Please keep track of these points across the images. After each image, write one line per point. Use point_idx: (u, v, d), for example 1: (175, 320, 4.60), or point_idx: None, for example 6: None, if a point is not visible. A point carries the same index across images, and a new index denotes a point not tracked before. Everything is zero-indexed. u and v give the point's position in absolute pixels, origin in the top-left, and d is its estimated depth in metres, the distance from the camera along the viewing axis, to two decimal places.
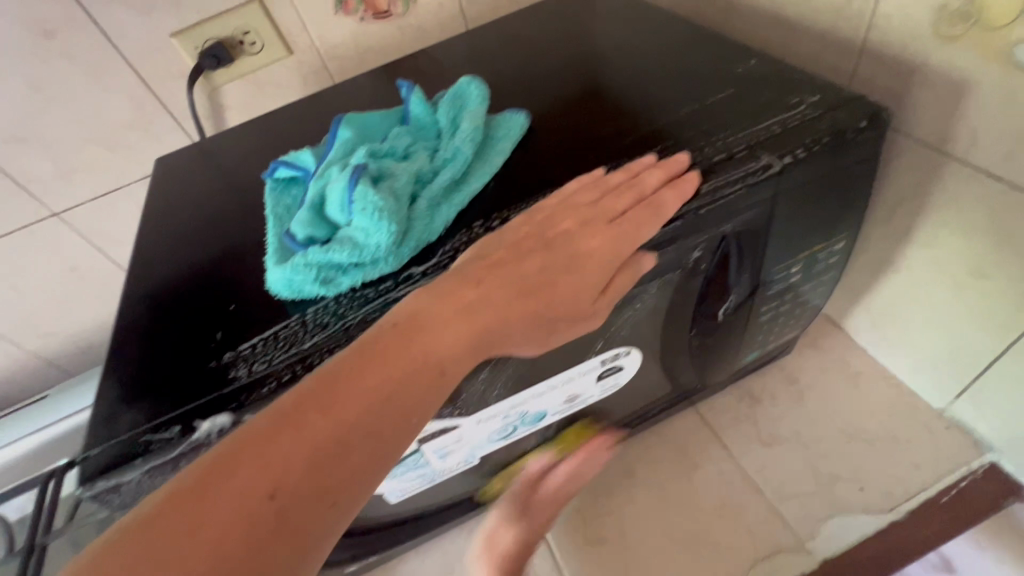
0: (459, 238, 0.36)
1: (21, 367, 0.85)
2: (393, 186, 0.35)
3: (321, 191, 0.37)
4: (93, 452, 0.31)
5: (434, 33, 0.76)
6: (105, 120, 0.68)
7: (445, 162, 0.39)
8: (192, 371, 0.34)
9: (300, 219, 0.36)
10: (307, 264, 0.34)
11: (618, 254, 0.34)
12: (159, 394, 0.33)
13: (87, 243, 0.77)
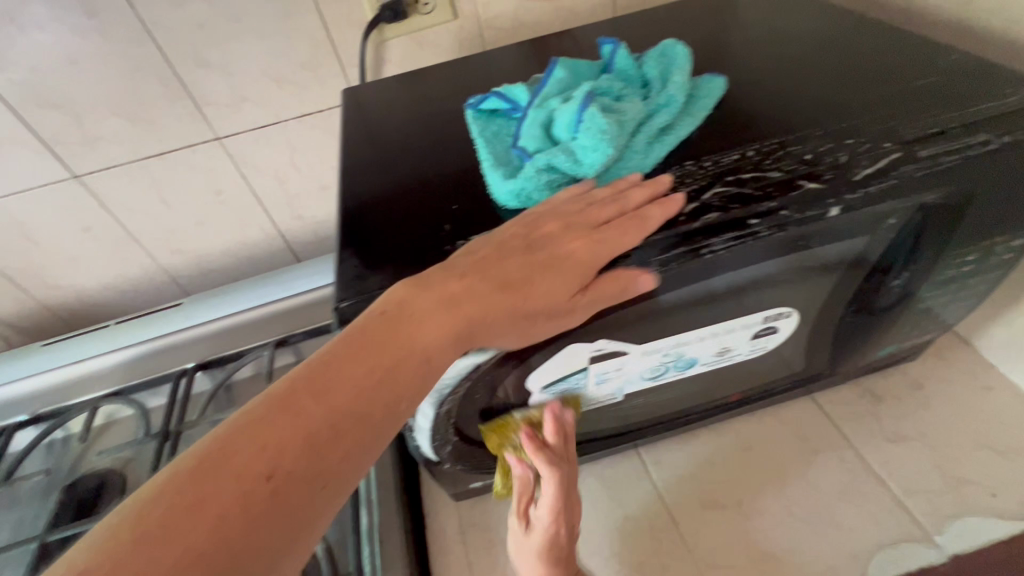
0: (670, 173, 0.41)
1: (151, 277, 0.92)
2: (621, 117, 0.41)
3: (549, 116, 0.42)
4: (347, 303, 0.36)
5: (584, 16, 0.80)
6: (285, 57, 0.74)
7: (656, 108, 0.43)
8: (428, 253, 0.39)
9: (533, 136, 0.41)
10: (540, 173, 0.39)
11: (834, 205, 0.37)
12: (400, 266, 0.38)
13: (237, 171, 0.83)
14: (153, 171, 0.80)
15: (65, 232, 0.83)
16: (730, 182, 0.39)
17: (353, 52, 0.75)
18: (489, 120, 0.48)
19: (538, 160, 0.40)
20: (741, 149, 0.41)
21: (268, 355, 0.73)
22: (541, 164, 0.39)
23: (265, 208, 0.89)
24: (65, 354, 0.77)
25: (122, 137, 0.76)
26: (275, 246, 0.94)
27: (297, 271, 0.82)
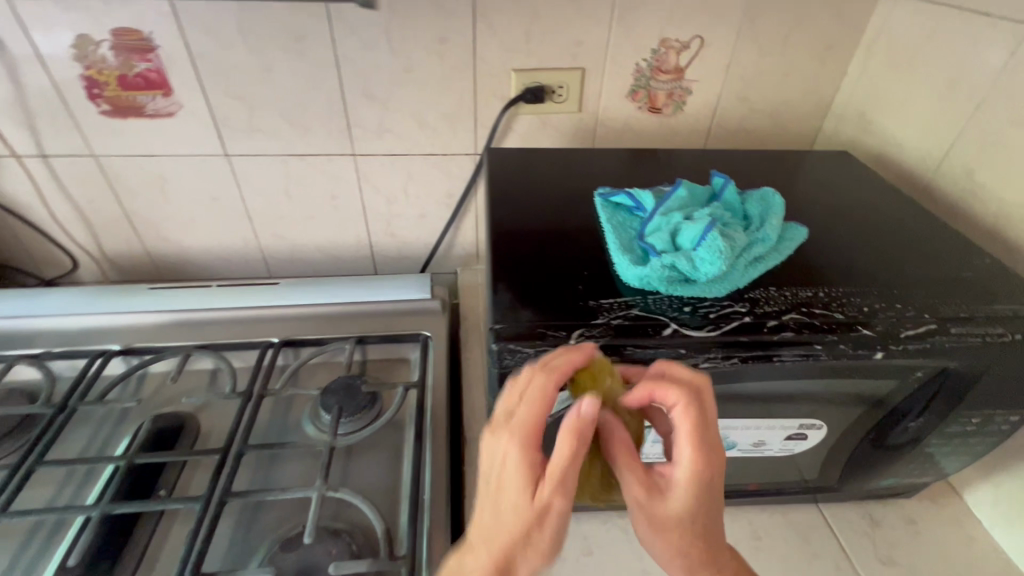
0: (759, 293, 0.50)
1: (248, 252, 1.02)
2: (733, 241, 0.50)
3: (673, 224, 0.52)
4: (500, 326, 0.46)
5: (681, 136, 0.95)
6: (434, 107, 0.87)
7: (756, 240, 0.53)
8: (563, 304, 0.49)
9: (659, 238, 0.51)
10: (661, 268, 0.49)
11: (882, 351, 0.47)
12: (542, 309, 0.48)
13: (358, 184, 0.95)
14: (290, 167, 0.92)
15: (196, 197, 0.94)
16: (804, 312, 0.48)
17: (489, 117, 0.89)
18: (615, 212, 0.59)
19: (662, 259, 0.49)
20: (816, 288, 0.52)
21: (350, 349, 0.82)
22: (664, 262, 0.49)
23: (367, 220, 1.00)
24: (173, 303, 0.90)
25: (279, 134, 0.88)
26: (362, 252, 1.05)
27: (385, 283, 0.96)
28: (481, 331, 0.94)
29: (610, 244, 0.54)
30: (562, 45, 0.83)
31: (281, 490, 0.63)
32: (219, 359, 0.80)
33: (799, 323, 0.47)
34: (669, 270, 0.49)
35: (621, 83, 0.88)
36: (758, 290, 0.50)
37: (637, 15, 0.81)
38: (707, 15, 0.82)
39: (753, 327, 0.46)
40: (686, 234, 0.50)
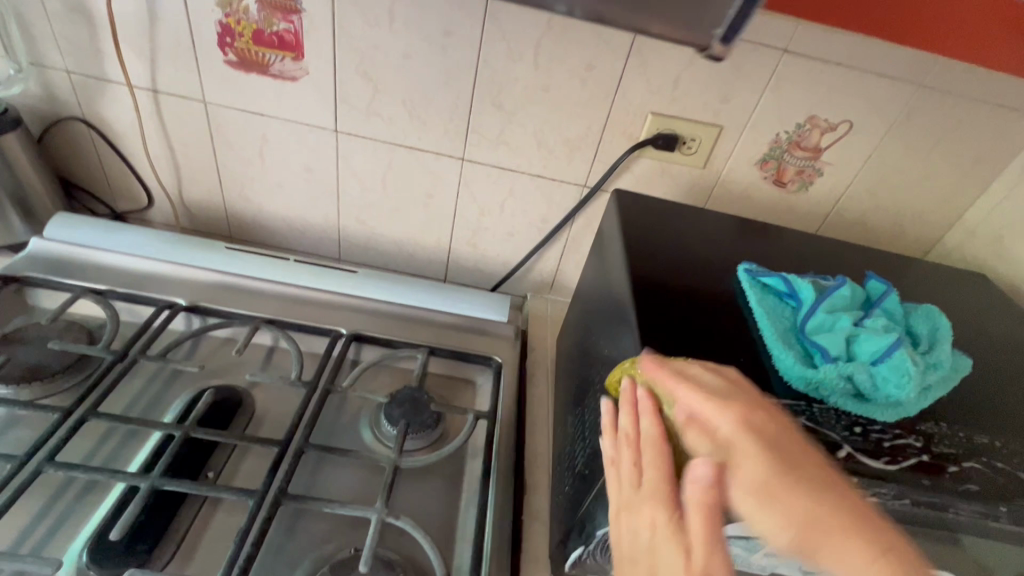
0: (931, 426, 0.45)
1: (324, 230, 0.99)
2: (915, 363, 0.45)
3: (846, 328, 0.47)
4: None
5: (798, 215, 0.91)
6: (558, 130, 0.84)
7: (931, 365, 0.48)
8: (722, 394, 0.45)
9: (833, 341, 0.46)
10: (837, 378, 0.44)
11: None
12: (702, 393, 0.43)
13: (457, 188, 0.92)
14: (395, 157, 0.89)
15: (291, 164, 0.91)
16: (985, 462, 0.43)
17: (611, 153, 0.86)
18: (766, 296, 0.54)
19: (839, 368, 0.44)
20: (990, 431, 0.47)
21: (423, 360, 0.77)
22: (842, 372, 0.44)
23: (453, 226, 0.97)
24: (245, 267, 0.86)
25: (394, 123, 0.85)
26: (438, 256, 1.01)
27: (461, 294, 0.91)
28: (549, 367, 0.89)
29: (768, 334, 0.49)
30: (708, 98, 0.79)
31: (339, 504, 0.58)
32: (285, 338, 0.76)
33: (981, 475, 0.42)
34: (845, 382, 0.44)
35: (755, 149, 0.84)
36: (930, 423, 0.46)
37: (793, 87, 0.78)
38: (864, 102, 0.78)
39: (931, 469, 0.42)
40: (866, 346, 0.46)
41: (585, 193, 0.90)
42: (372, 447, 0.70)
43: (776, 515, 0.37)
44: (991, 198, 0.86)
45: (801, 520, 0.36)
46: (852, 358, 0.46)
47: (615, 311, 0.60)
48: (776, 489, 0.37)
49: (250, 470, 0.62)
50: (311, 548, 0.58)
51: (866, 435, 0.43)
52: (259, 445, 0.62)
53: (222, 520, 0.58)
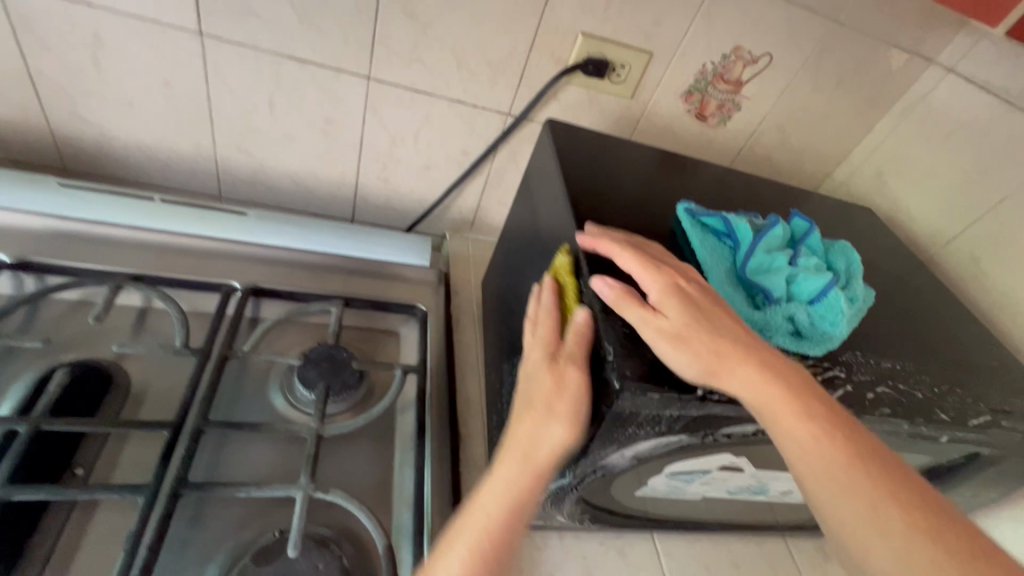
0: (850, 357, 0.49)
1: (197, 162, 0.81)
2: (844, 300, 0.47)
3: (786, 269, 0.47)
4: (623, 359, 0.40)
5: (715, 150, 0.92)
6: (480, 48, 0.74)
7: (851, 299, 0.50)
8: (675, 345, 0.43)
9: (776, 284, 0.46)
10: (779, 320, 0.45)
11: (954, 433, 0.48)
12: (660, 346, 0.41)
13: (362, 113, 0.79)
14: (282, 72, 0.74)
15: (141, 75, 0.72)
16: (890, 385, 0.47)
17: (537, 78, 0.78)
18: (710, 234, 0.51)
19: (781, 310, 0.46)
20: (894, 355, 0.52)
21: (338, 314, 0.69)
22: (783, 313, 0.46)
23: (360, 158, 0.85)
24: (93, 210, 0.68)
25: (279, 27, 0.69)
26: (344, 193, 0.89)
27: (375, 236, 0.81)
28: (475, 312, 0.84)
29: (713, 277, 0.47)
30: (640, 21, 0.74)
31: (255, 486, 0.51)
32: (159, 297, 0.62)
33: (890, 398, 0.46)
34: (785, 322, 0.46)
35: (681, 80, 0.81)
36: (846, 352, 0.49)
37: (722, 14, 0.75)
38: (785, 35, 0.78)
39: (851, 396, 0.45)
40: (806, 286, 0.46)
41: (509, 123, 0.83)
42: (287, 413, 0.61)
43: (693, 351, 0.39)
44: (876, 136, 0.93)
45: (715, 361, 0.39)
46: (790, 298, 0.47)
47: (553, 251, 0.55)
48: (697, 334, 0.40)
49: (134, 458, 0.52)
50: (226, 537, 0.50)
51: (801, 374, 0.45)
52: (143, 429, 0.51)
53: (104, 522, 0.48)
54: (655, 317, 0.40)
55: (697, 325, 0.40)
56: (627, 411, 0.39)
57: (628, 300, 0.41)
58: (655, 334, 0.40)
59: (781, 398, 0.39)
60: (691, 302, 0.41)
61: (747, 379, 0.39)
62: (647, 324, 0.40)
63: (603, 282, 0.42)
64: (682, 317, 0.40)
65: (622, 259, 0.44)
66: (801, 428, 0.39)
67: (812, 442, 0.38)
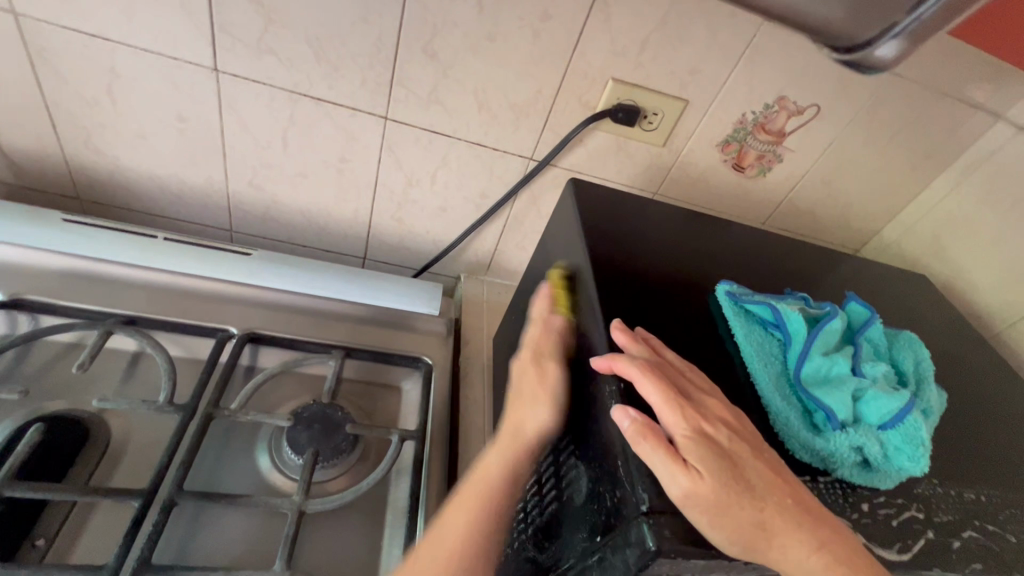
0: (927, 488, 0.41)
1: (208, 195, 0.79)
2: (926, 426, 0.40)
3: (855, 384, 0.41)
4: (666, 510, 0.32)
5: (752, 203, 0.85)
6: (503, 91, 0.70)
7: (924, 411, 0.43)
8: None
9: (844, 402, 0.40)
10: (848, 448, 0.39)
11: None
12: None
13: (379, 152, 0.76)
14: (298, 110, 0.71)
15: (156, 110, 0.70)
16: (978, 528, 0.40)
17: (563, 122, 0.74)
18: (752, 328, 0.46)
19: (850, 435, 0.39)
20: (968, 477, 0.44)
21: (337, 368, 0.64)
22: (850, 441, 0.38)
23: (375, 197, 0.81)
24: (96, 247, 0.66)
25: (295, 64, 0.67)
26: (356, 231, 0.85)
27: (384, 281, 0.77)
28: (485, 366, 0.79)
29: (767, 390, 0.42)
30: (676, 67, 0.69)
31: (225, 572, 0.46)
32: (149, 344, 0.59)
33: (976, 544, 0.39)
34: (854, 452, 0.39)
35: (718, 129, 0.76)
36: (923, 481, 0.42)
37: (767, 62, 0.69)
38: (835, 85, 0.72)
39: (933, 549, 0.38)
40: (876, 408, 0.39)
41: (531, 167, 0.78)
42: (272, 479, 0.57)
43: (731, 518, 0.32)
44: (931, 196, 0.84)
45: (754, 530, 0.32)
46: (858, 419, 0.40)
47: (569, 325, 0.50)
48: (733, 501, 0.32)
49: (97, 531, 0.48)
50: None
51: (867, 509, 0.39)
52: (111, 498, 0.47)
53: None
54: (687, 472, 0.33)
55: (728, 480, 0.33)
56: (662, 571, 0.32)
57: (654, 444, 0.34)
58: (689, 494, 0.32)
59: (823, 565, 0.33)
60: (720, 456, 0.34)
61: (786, 544, 0.33)
62: (694, 494, 0.32)
63: (625, 415, 0.35)
64: (715, 475, 0.33)
65: (645, 388, 0.37)
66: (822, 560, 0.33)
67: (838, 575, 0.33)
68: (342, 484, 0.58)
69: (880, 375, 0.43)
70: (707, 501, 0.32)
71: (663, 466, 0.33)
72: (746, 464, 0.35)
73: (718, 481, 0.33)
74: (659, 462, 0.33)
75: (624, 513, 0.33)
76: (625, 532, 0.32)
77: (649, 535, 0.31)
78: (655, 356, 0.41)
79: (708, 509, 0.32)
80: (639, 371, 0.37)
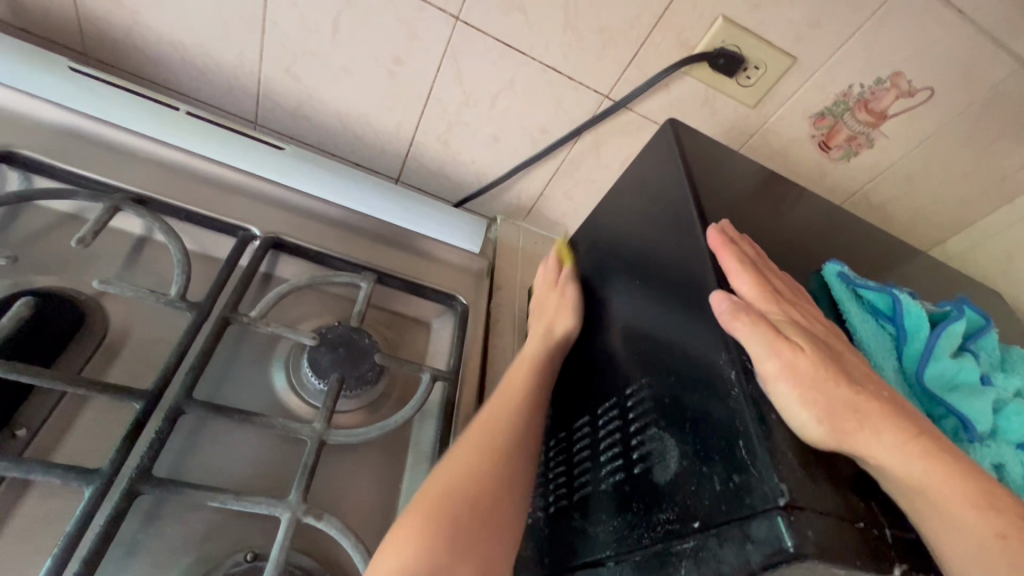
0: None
1: (235, 75, 0.69)
2: None
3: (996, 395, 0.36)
4: (806, 506, 0.27)
5: (826, 187, 0.79)
6: (595, 10, 0.62)
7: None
8: (849, 483, 0.29)
9: (985, 416, 0.35)
10: (985, 466, 0.35)
11: None
12: (838, 490, 0.28)
13: (440, 58, 0.67)
14: None
15: None
16: None
17: (653, 60, 0.65)
18: (869, 320, 0.41)
19: (987, 452, 0.35)
20: None
21: (368, 290, 0.57)
22: (992, 456, 0.35)
23: (424, 111, 0.72)
24: (106, 109, 0.57)
25: None
26: (395, 148, 0.77)
27: (424, 205, 0.70)
28: (517, 316, 0.73)
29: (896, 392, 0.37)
30: (794, 16, 0.61)
31: (234, 496, 0.40)
32: (162, 229, 0.51)
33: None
34: (990, 470, 0.35)
35: (817, 98, 0.68)
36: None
37: (894, 29, 0.62)
38: (956, 71, 0.65)
39: None
40: (1018, 422, 0.36)
41: (605, 107, 0.70)
42: (286, 399, 0.51)
43: (825, 397, 0.29)
44: (1011, 212, 0.80)
45: (850, 417, 0.29)
46: (994, 435, 0.36)
47: (657, 280, 0.43)
48: (832, 381, 0.30)
49: (89, 428, 0.41)
50: (182, 551, 0.40)
51: None
52: (110, 394, 0.40)
53: (39, 502, 0.37)
54: (786, 347, 0.31)
55: (867, 461, 0.29)
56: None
57: (751, 319, 0.32)
58: (783, 368, 0.31)
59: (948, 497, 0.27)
60: (823, 348, 0.32)
61: (893, 448, 0.28)
62: (789, 370, 0.30)
63: (724, 297, 0.34)
64: (813, 356, 0.31)
65: (738, 279, 0.35)
66: (978, 522, 0.27)
67: (998, 542, 0.26)
68: (362, 418, 0.53)
69: (1010, 385, 0.39)
70: (805, 376, 0.30)
71: (754, 338, 0.32)
72: (856, 365, 0.32)
73: (817, 360, 0.31)
74: (784, 391, 0.30)
75: (751, 502, 0.27)
76: (752, 526, 0.27)
77: (788, 532, 0.26)
78: (758, 256, 0.38)
79: (806, 386, 0.30)
80: (740, 261, 0.36)
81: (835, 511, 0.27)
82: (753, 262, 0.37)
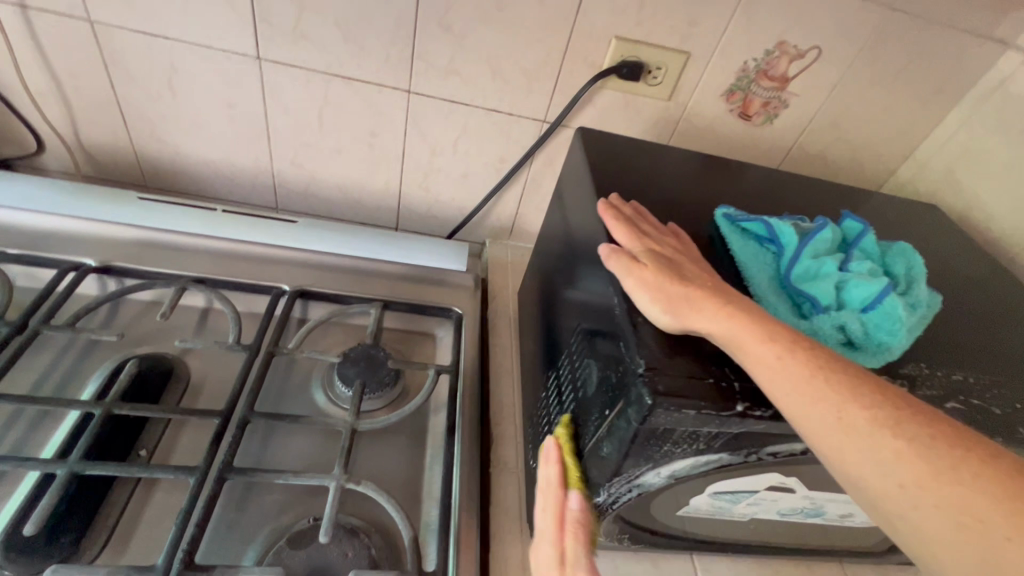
0: (913, 369, 0.45)
1: (256, 175, 0.88)
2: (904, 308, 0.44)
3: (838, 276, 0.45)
4: (661, 374, 0.37)
5: (760, 150, 0.88)
6: (512, 59, 0.76)
7: (912, 305, 0.47)
8: (703, 358, 0.40)
9: (825, 292, 0.44)
10: (828, 329, 0.43)
11: None
12: (692, 360, 0.39)
13: (404, 125, 0.83)
14: (330, 90, 0.79)
15: (208, 100, 0.79)
16: (958, 402, 0.44)
17: (571, 83, 0.79)
18: (748, 242, 0.51)
19: (830, 317, 0.43)
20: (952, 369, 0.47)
21: (376, 314, 0.71)
22: (832, 321, 0.43)
23: (403, 168, 0.89)
24: (166, 222, 0.76)
25: (326, 47, 0.74)
26: (387, 202, 0.93)
27: (415, 243, 0.84)
28: (512, 317, 0.85)
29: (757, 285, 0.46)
30: (675, 21, 0.73)
31: (293, 474, 0.53)
32: (217, 298, 0.68)
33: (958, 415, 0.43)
34: (835, 332, 0.43)
35: (720, 79, 0.79)
36: (909, 365, 0.46)
37: (764, 9, 0.72)
38: (835, 28, 0.74)
39: None
40: (857, 292, 0.44)
41: (545, 130, 0.84)
42: (326, 408, 0.65)
43: (668, 295, 0.41)
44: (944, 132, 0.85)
45: (686, 306, 0.40)
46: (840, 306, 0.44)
47: (580, 250, 0.56)
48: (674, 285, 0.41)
49: (188, 445, 0.57)
50: (264, 523, 0.54)
51: None
52: (196, 416, 0.55)
53: (163, 498, 0.53)
54: (638, 268, 0.42)
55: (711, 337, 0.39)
56: (661, 426, 0.38)
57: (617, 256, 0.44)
58: (640, 284, 0.42)
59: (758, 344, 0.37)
60: (668, 265, 0.43)
61: (719, 320, 0.39)
62: (638, 284, 0.42)
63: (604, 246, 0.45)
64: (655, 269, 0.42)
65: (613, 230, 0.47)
66: (764, 350, 0.37)
67: (778, 362, 0.37)
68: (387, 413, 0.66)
69: (865, 271, 0.47)
70: (652, 285, 0.41)
71: (621, 267, 0.43)
72: (695, 274, 0.42)
73: (661, 273, 0.42)
74: (641, 300, 0.41)
75: (625, 379, 0.38)
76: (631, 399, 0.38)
77: (646, 391, 0.36)
78: (636, 213, 0.50)
79: (652, 292, 0.41)
80: (615, 218, 0.48)
81: (687, 374, 0.38)
82: (627, 219, 0.48)
